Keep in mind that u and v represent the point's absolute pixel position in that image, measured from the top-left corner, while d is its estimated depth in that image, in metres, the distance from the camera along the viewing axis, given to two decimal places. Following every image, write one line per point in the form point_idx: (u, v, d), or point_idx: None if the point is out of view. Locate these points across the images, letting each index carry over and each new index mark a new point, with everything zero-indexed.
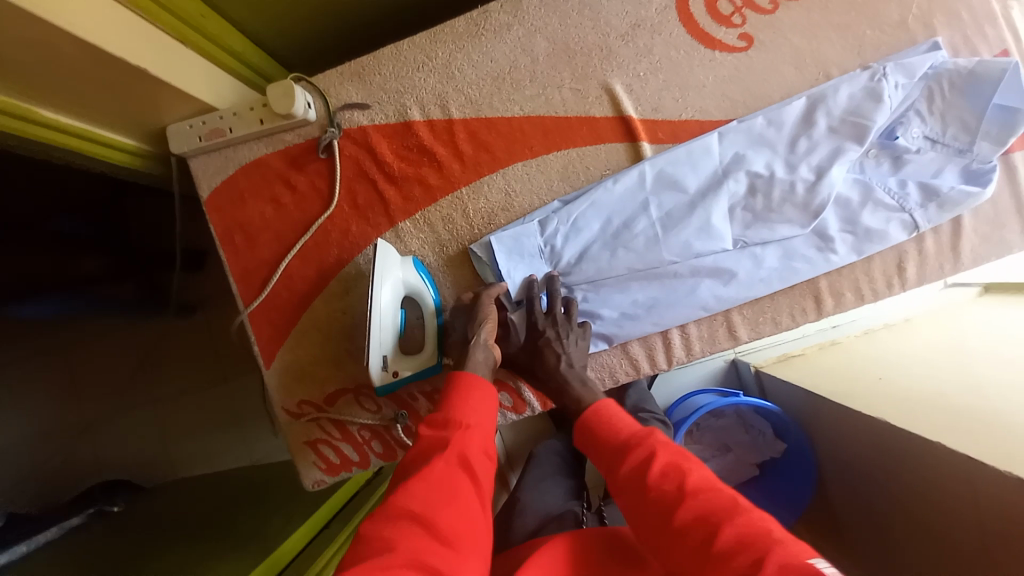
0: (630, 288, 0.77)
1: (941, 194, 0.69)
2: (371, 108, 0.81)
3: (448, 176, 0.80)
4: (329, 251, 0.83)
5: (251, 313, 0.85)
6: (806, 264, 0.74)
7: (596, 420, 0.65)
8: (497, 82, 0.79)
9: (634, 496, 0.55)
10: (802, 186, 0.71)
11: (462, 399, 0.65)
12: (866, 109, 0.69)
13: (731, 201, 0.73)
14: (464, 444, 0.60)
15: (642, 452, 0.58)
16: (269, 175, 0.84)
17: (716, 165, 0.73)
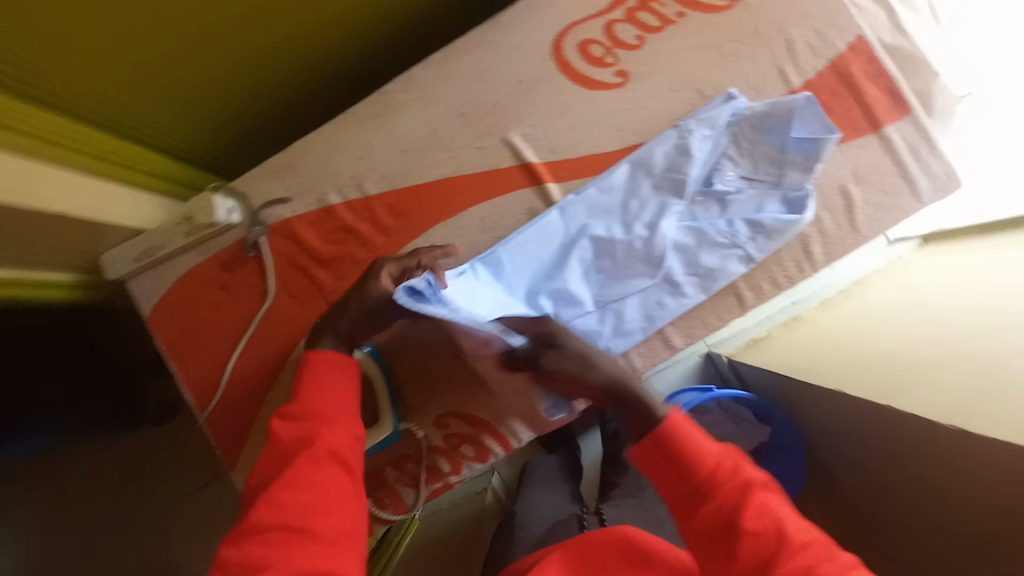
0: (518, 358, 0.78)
1: (766, 226, 0.75)
2: (291, 200, 0.85)
3: (374, 250, 0.83)
4: (274, 345, 0.85)
5: (208, 417, 0.87)
6: (663, 310, 0.78)
7: (674, 437, 0.64)
8: (404, 154, 0.83)
9: (722, 538, 0.57)
10: (636, 244, 0.76)
11: (314, 390, 0.66)
12: (682, 164, 0.77)
13: (583, 265, 0.77)
14: (327, 439, 0.62)
15: (733, 486, 0.59)
16: (205, 284, 0.87)
17: (562, 237, 0.78)
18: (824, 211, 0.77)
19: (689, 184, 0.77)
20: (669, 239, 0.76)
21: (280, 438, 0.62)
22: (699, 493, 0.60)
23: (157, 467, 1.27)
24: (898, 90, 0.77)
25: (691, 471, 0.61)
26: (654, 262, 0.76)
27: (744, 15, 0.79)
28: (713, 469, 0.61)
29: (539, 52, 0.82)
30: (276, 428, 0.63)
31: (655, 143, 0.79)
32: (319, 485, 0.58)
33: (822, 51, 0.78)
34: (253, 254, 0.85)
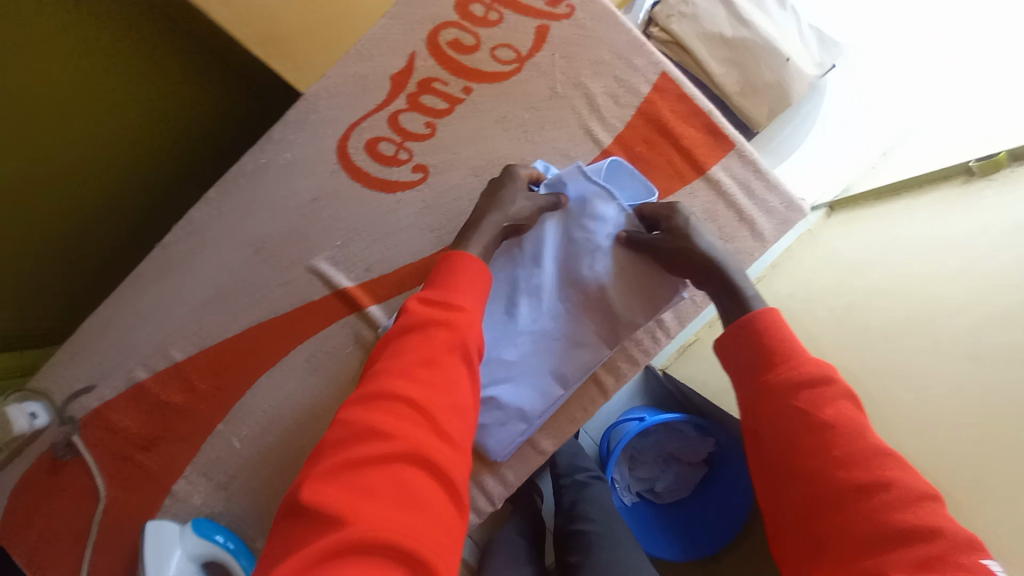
0: None
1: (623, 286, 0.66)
2: (97, 386, 0.76)
3: (200, 420, 0.74)
4: (113, 549, 0.74)
5: None
6: (529, 423, 0.68)
7: (757, 328, 0.54)
8: (206, 308, 0.74)
9: (802, 437, 0.47)
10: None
11: (453, 280, 0.55)
12: (494, 267, 0.67)
13: None
14: (464, 330, 0.52)
15: (811, 371, 0.50)
16: (30, 495, 0.78)
17: None
18: None
19: (508, 284, 0.67)
20: (507, 351, 0.66)
21: (407, 319, 0.52)
22: (780, 365, 0.51)
23: None
24: (717, 125, 0.70)
25: (769, 361, 0.53)
26: (497, 380, 0.66)
27: (535, 76, 0.71)
28: (810, 363, 0.51)
29: (325, 164, 0.73)
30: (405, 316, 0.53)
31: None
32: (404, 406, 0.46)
33: (627, 97, 0.70)
34: (69, 454, 0.76)
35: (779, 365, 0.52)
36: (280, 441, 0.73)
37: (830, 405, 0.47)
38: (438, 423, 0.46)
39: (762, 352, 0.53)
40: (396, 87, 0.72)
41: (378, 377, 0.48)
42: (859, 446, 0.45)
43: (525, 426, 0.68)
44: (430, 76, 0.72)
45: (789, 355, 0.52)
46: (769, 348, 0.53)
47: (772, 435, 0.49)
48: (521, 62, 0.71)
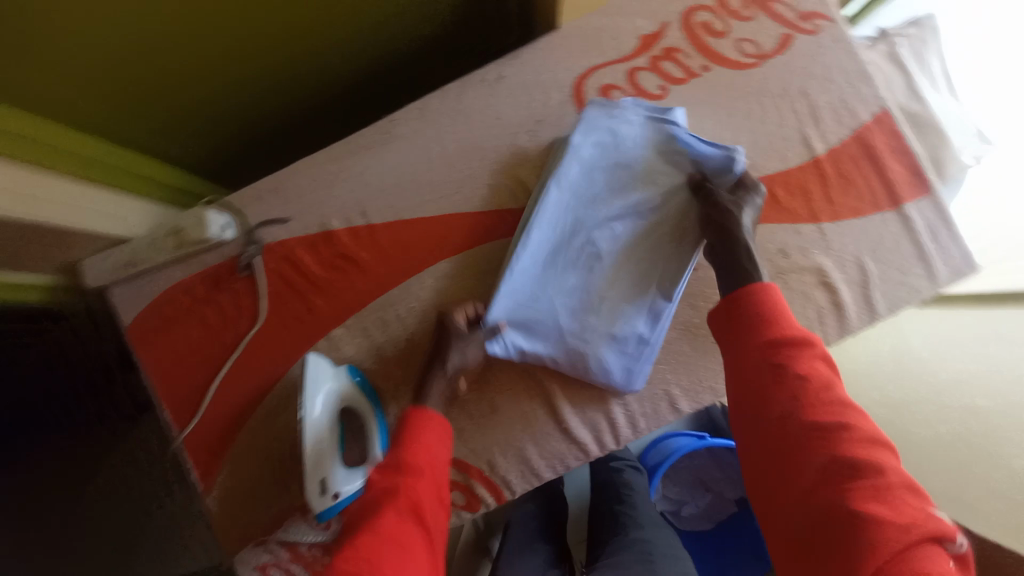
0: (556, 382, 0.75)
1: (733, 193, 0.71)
2: (289, 221, 0.81)
3: (375, 280, 0.80)
4: (259, 371, 0.81)
5: (183, 444, 0.83)
6: (654, 344, 0.74)
7: (763, 299, 0.61)
8: (413, 185, 0.81)
9: (790, 393, 0.54)
10: (592, 282, 0.74)
11: (414, 446, 0.64)
12: (614, 168, 0.75)
13: (563, 304, 0.74)
14: (412, 490, 0.60)
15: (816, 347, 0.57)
16: (193, 302, 0.83)
17: (535, 271, 0.74)
18: (842, 279, 0.76)
19: (625, 183, 0.74)
20: (620, 252, 0.74)
21: (367, 493, 0.60)
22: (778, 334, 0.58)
23: None
24: (920, 166, 0.77)
25: (771, 323, 0.59)
26: (620, 301, 0.74)
27: (771, 76, 0.78)
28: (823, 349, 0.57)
29: (560, 94, 0.80)
30: (370, 478, 0.62)
31: (583, 152, 0.75)
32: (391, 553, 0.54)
33: (847, 120, 0.78)
34: (244, 274, 0.81)
35: (764, 329, 0.59)
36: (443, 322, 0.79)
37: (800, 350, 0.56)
38: None
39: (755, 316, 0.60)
40: (644, 49, 0.79)
41: (376, 529, 0.55)
42: (830, 399, 0.53)
43: (649, 350, 0.75)
44: (678, 47, 0.79)
45: (782, 321, 0.59)
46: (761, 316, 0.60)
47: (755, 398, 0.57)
48: (761, 59, 0.79)
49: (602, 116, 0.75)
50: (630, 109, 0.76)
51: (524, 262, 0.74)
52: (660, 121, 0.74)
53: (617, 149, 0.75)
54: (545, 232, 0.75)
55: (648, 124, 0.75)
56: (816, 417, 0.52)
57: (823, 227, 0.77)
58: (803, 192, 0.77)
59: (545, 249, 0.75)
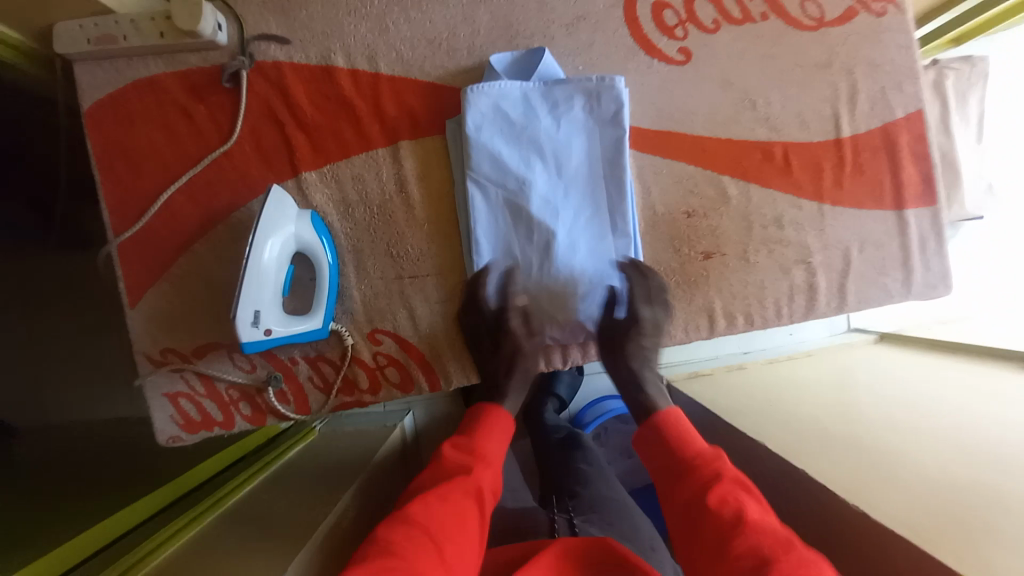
0: (530, 325, 0.76)
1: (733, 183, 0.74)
2: (290, 45, 0.74)
3: (366, 134, 0.74)
4: (221, 194, 0.75)
5: (116, 249, 0.75)
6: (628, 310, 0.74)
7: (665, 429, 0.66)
8: (431, 46, 0.75)
9: (695, 513, 0.57)
10: (563, 250, 0.73)
11: (486, 438, 0.67)
12: (594, 142, 0.72)
13: (529, 264, 0.74)
14: (481, 478, 0.62)
15: (702, 475, 0.59)
16: (164, 100, 0.75)
17: (507, 225, 0.73)
18: (822, 262, 0.76)
19: (602, 160, 0.72)
20: (589, 226, 0.73)
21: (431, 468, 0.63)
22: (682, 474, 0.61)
23: None
24: (932, 177, 0.77)
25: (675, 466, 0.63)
26: (586, 271, 0.73)
27: (822, 43, 0.76)
28: (695, 467, 0.60)
29: None
30: (442, 452, 0.65)
31: (498, 143, 0.71)
32: (464, 506, 0.58)
33: (879, 111, 0.76)
34: (228, 85, 0.74)
35: (676, 466, 0.63)
36: (425, 197, 0.75)
37: (707, 470, 0.59)
38: (440, 547, 0.53)
39: (675, 460, 0.63)
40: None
41: (450, 494, 0.58)
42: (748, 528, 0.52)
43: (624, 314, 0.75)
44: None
45: (690, 457, 0.62)
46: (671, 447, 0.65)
47: (682, 505, 0.59)
48: (820, 24, 0.75)
49: (483, 100, 0.70)
50: (581, 86, 0.71)
51: (482, 259, 0.73)
52: (614, 107, 0.71)
53: (548, 143, 0.72)
54: (495, 224, 0.73)
55: (587, 110, 0.71)
56: (728, 528, 0.53)
57: (823, 207, 0.76)
58: (814, 167, 0.76)
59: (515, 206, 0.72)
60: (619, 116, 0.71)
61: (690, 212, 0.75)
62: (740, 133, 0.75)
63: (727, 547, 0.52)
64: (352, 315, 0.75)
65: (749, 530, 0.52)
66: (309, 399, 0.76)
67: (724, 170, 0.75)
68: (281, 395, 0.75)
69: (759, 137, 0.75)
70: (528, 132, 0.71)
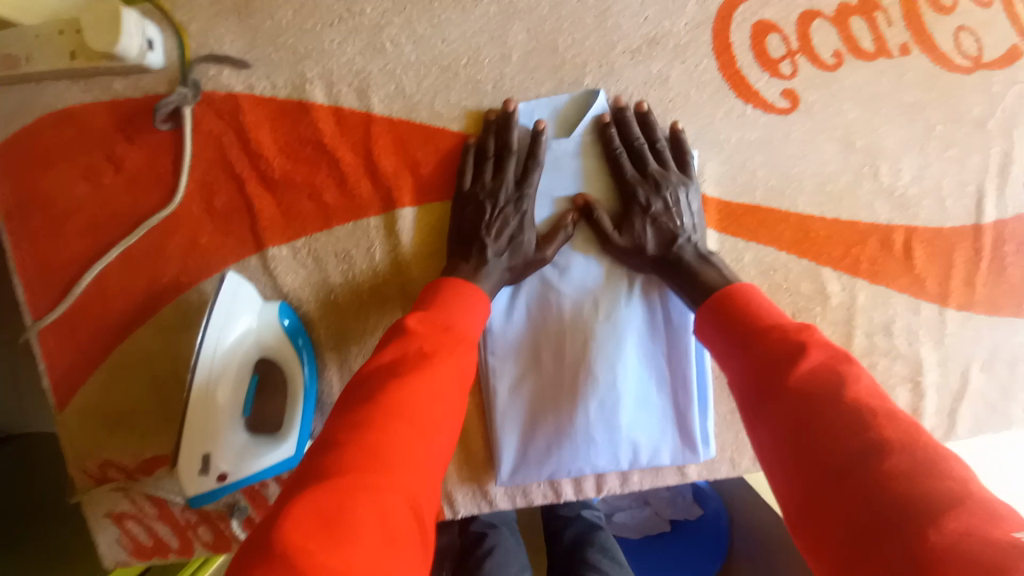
0: (558, 458, 0.59)
1: (897, 197, 0.56)
2: (250, 69, 0.54)
3: (353, 196, 0.56)
4: (165, 267, 0.57)
5: (36, 337, 0.59)
6: (681, 445, 0.60)
7: (732, 298, 0.46)
8: (445, 76, 0.55)
9: (781, 394, 0.38)
10: (604, 366, 0.57)
11: (458, 313, 0.47)
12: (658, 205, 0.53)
13: (560, 376, 0.58)
14: (452, 367, 0.42)
15: (791, 346, 0.40)
16: (83, 138, 0.55)
17: (536, 326, 0.58)
18: (937, 382, 0.60)
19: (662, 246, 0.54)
20: (637, 336, 0.57)
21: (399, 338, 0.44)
22: (761, 339, 0.42)
23: None
24: None
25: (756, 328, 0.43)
26: (631, 395, 0.58)
27: (977, 91, 0.56)
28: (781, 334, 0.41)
29: (697, 14, 0.54)
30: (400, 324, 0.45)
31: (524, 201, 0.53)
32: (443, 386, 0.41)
33: None
34: (165, 123, 0.54)
35: (752, 333, 0.43)
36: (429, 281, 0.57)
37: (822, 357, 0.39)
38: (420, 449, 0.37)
39: (751, 323, 0.43)
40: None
41: (428, 378, 0.40)
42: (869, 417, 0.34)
43: (679, 450, 0.60)
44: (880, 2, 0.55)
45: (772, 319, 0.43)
46: (744, 315, 0.44)
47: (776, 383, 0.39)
48: (975, 67, 0.56)
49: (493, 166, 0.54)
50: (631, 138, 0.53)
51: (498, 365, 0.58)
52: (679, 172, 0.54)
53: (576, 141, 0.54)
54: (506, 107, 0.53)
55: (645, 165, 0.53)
56: (842, 418, 0.34)
57: (947, 312, 0.58)
58: (939, 259, 0.58)
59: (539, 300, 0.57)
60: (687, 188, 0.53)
61: None
62: (854, 211, 0.57)
63: (819, 427, 0.35)
64: None
65: (857, 406, 0.35)
66: None
67: (827, 261, 0.57)
68: (249, 523, 0.61)
69: (877, 218, 0.57)
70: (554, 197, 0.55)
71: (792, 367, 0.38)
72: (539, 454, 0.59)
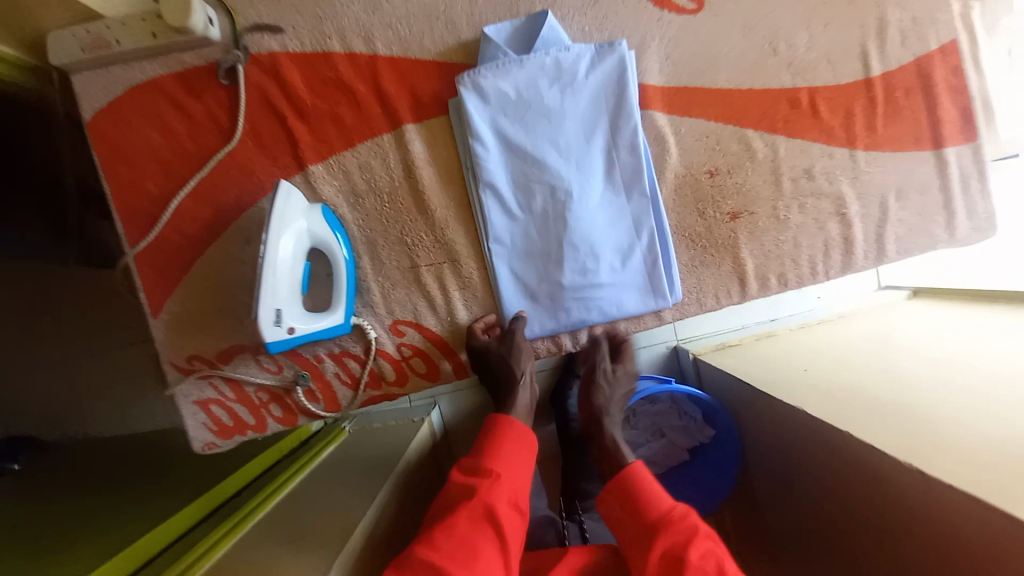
0: (551, 316, 0.74)
1: (797, 64, 0.70)
2: (282, 32, 0.71)
3: (369, 120, 0.72)
4: (228, 192, 0.73)
5: (133, 262, 0.76)
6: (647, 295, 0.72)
7: (636, 487, 0.64)
8: (429, 20, 0.71)
9: (668, 571, 0.55)
10: (577, 240, 0.70)
11: (496, 455, 0.66)
12: (603, 112, 0.69)
13: (545, 253, 0.71)
14: (492, 494, 0.62)
15: (679, 528, 0.58)
16: (161, 101, 0.73)
17: (522, 213, 0.71)
18: (860, 214, 0.72)
19: (608, 132, 0.69)
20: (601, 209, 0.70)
21: (448, 488, 0.64)
22: (651, 528, 0.59)
23: (98, 315, 1.25)
24: (973, 112, 0.72)
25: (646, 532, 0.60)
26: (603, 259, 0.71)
27: None
28: (669, 512, 0.60)
29: None
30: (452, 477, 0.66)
31: (501, 123, 0.69)
32: (470, 523, 0.59)
33: (914, 44, 0.71)
34: (225, 81, 0.72)
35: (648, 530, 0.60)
36: (434, 179, 0.73)
37: (679, 523, 0.58)
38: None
39: (643, 516, 0.61)
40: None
41: (455, 526, 0.58)
42: None
43: (646, 299, 0.73)
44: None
45: (661, 514, 0.60)
46: (642, 512, 0.62)
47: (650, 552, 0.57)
48: None
49: (478, 90, 0.68)
50: (579, 58, 0.68)
51: (496, 250, 0.72)
52: (616, 74, 0.68)
53: (536, 68, 0.68)
54: (472, 78, 0.68)
55: (590, 76, 0.68)
56: None
57: (856, 154, 0.71)
58: (842, 114, 0.71)
59: (524, 194, 0.70)
60: (623, 83, 0.68)
61: (715, 171, 0.72)
62: (763, 82, 0.71)
63: None
64: (373, 308, 0.74)
65: None
66: (338, 395, 0.76)
67: (749, 124, 0.71)
68: (310, 393, 0.76)
69: (784, 84, 0.71)
70: (530, 101, 0.68)
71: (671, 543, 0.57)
72: (539, 304, 0.74)
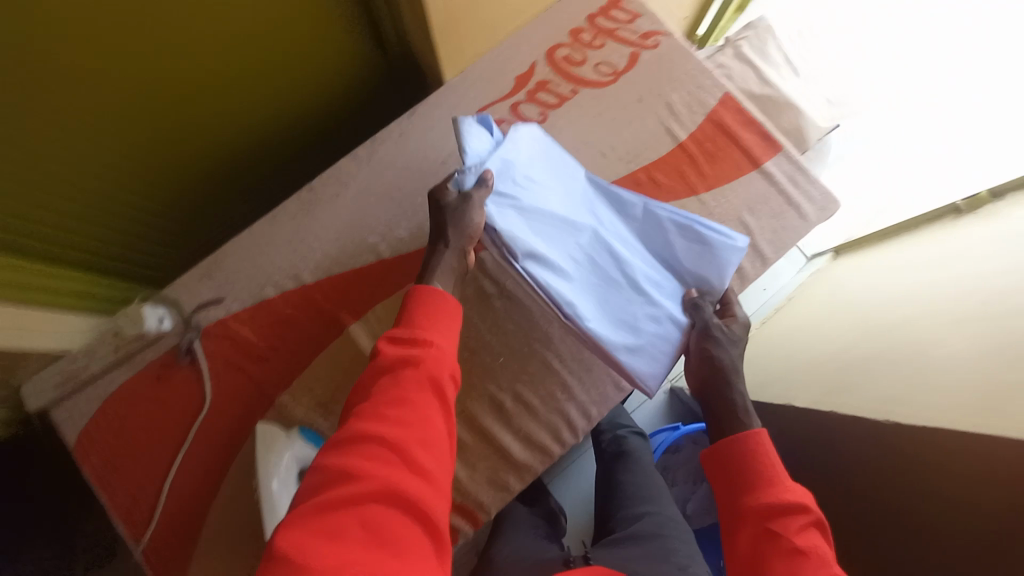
0: (663, 334, 0.78)
1: (626, 155, 0.89)
2: (224, 299, 0.84)
3: (317, 337, 0.83)
4: (215, 451, 0.79)
5: (143, 557, 0.77)
6: (714, 262, 0.80)
7: (749, 451, 0.69)
8: (339, 241, 0.87)
9: (768, 533, 0.63)
10: (625, 265, 0.79)
11: (427, 320, 0.65)
12: (561, 173, 0.81)
13: (614, 289, 0.78)
14: (431, 366, 0.61)
15: (790, 504, 0.64)
16: (136, 398, 0.82)
17: (575, 275, 0.77)
18: None
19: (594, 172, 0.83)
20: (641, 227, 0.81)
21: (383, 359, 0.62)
22: (759, 489, 0.66)
23: None
24: (768, 132, 0.90)
25: (755, 488, 0.66)
26: (653, 268, 0.80)
27: (627, 86, 0.92)
28: (783, 486, 0.65)
29: (456, 137, 0.91)
30: (383, 347, 0.63)
31: (518, 221, 0.76)
32: (410, 390, 0.59)
33: (699, 109, 0.91)
34: (186, 359, 0.82)
35: (759, 490, 0.66)
36: None
37: (794, 501, 0.64)
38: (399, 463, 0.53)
39: (753, 479, 0.67)
40: (518, 84, 0.93)
41: (402, 394, 0.58)
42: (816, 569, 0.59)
43: (712, 269, 0.80)
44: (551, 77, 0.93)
45: (776, 484, 0.66)
46: (752, 470, 0.68)
47: (754, 516, 0.65)
48: (617, 76, 0.93)
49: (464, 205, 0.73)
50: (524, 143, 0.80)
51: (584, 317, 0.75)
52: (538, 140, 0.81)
53: (504, 164, 0.77)
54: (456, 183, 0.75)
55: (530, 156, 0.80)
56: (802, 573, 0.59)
57: (702, 197, 0.87)
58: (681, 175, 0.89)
59: (587, 246, 0.78)
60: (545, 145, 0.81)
61: None
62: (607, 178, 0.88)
63: (791, 556, 0.61)
64: None
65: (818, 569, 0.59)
66: None
67: None
68: None
69: (623, 173, 0.88)
70: (529, 189, 0.78)
71: (776, 516, 0.64)
72: (645, 333, 0.77)
